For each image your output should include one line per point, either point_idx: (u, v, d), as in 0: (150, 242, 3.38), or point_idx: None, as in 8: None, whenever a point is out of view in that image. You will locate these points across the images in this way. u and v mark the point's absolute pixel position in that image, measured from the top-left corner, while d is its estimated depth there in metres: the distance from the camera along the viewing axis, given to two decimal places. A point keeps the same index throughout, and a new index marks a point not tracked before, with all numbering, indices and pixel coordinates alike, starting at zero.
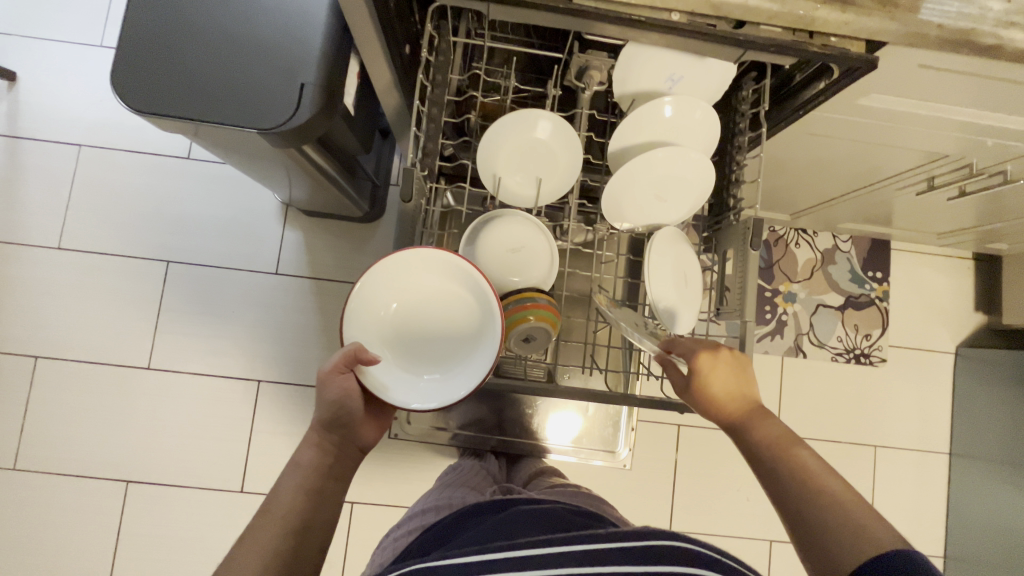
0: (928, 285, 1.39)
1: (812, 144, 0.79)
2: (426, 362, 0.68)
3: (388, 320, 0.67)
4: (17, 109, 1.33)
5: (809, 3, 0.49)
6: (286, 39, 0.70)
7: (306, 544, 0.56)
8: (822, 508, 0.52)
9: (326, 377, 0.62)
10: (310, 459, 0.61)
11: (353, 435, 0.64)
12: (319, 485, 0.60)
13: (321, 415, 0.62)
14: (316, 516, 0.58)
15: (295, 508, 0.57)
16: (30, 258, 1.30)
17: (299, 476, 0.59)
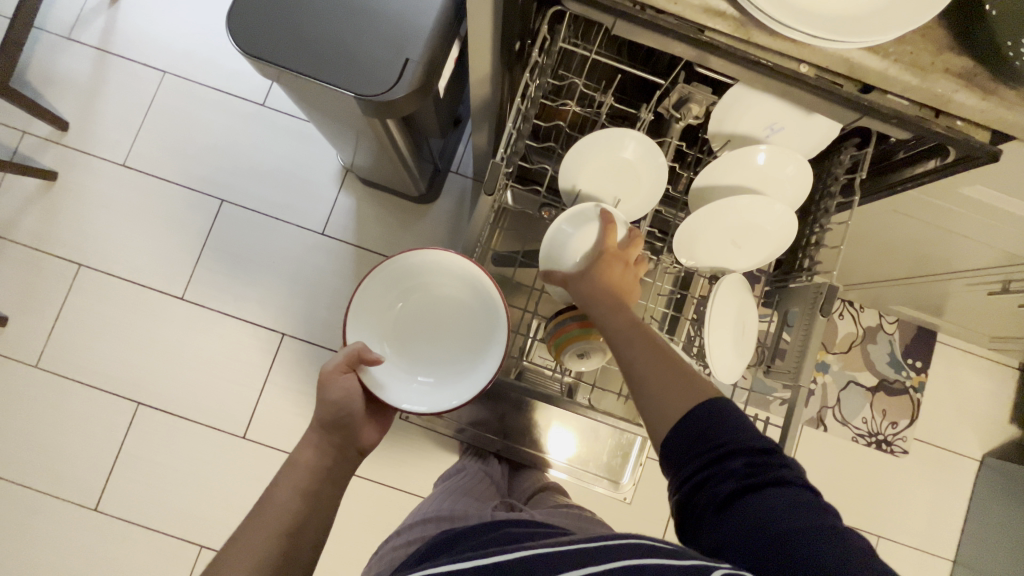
0: (967, 386, 1.34)
1: (894, 221, 0.77)
2: (424, 363, 0.74)
3: (388, 318, 0.73)
4: (113, 26, 1.38)
5: (951, 83, 0.46)
6: (401, 14, 0.71)
7: (298, 546, 0.57)
8: (676, 396, 0.54)
9: (327, 379, 0.65)
10: (309, 459, 0.63)
11: (351, 438, 0.66)
12: (314, 488, 0.61)
13: (320, 416, 0.64)
14: (312, 513, 0.60)
15: (292, 505, 0.59)
16: (94, 168, 1.33)
17: (299, 476, 0.61)
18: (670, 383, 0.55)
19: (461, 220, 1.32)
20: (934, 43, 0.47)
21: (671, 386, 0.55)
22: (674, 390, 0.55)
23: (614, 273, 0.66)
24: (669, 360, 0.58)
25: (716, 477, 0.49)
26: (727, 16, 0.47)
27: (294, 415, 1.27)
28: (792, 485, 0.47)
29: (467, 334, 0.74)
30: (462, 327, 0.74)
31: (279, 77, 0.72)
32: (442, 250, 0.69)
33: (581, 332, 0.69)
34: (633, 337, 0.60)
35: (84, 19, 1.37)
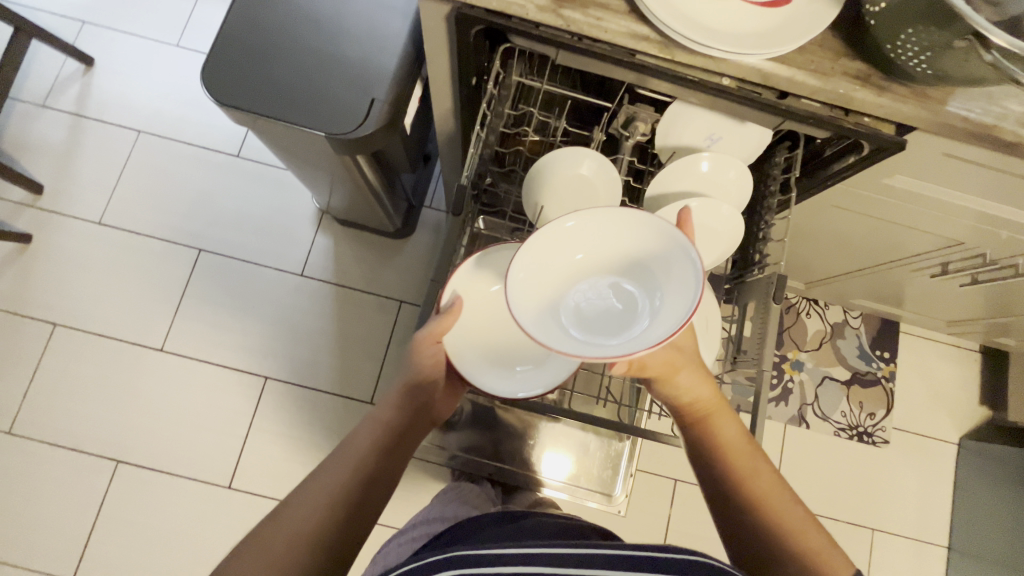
0: (934, 372, 1.40)
1: (833, 215, 0.84)
2: (525, 349, 0.72)
3: (486, 301, 0.72)
4: (87, 92, 1.42)
5: (850, 83, 0.52)
6: (365, 59, 0.77)
7: (371, 491, 0.55)
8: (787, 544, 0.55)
9: (421, 342, 0.63)
10: (389, 417, 0.60)
11: (430, 406, 0.64)
12: (393, 439, 0.59)
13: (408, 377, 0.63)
14: (383, 471, 0.57)
15: (367, 458, 0.56)
16: (70, 228, 1.35)
17: (378, 430, 0.59)
18: (779, 526, 0.56)
19: (437, 251, 1.36)
20: (830, 51, 0.53)
21: (770, 493, 0.59)
22: (778, 505, 0.57)
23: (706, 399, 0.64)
24: (779, 505, 0.57)
25: None
26: (651, 39, 0.53)
27: (280, 459, 1.25)
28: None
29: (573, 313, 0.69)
30: None
31: (253, 123, 0.77)
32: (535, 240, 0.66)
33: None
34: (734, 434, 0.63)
35: (59, 87, 1.42)
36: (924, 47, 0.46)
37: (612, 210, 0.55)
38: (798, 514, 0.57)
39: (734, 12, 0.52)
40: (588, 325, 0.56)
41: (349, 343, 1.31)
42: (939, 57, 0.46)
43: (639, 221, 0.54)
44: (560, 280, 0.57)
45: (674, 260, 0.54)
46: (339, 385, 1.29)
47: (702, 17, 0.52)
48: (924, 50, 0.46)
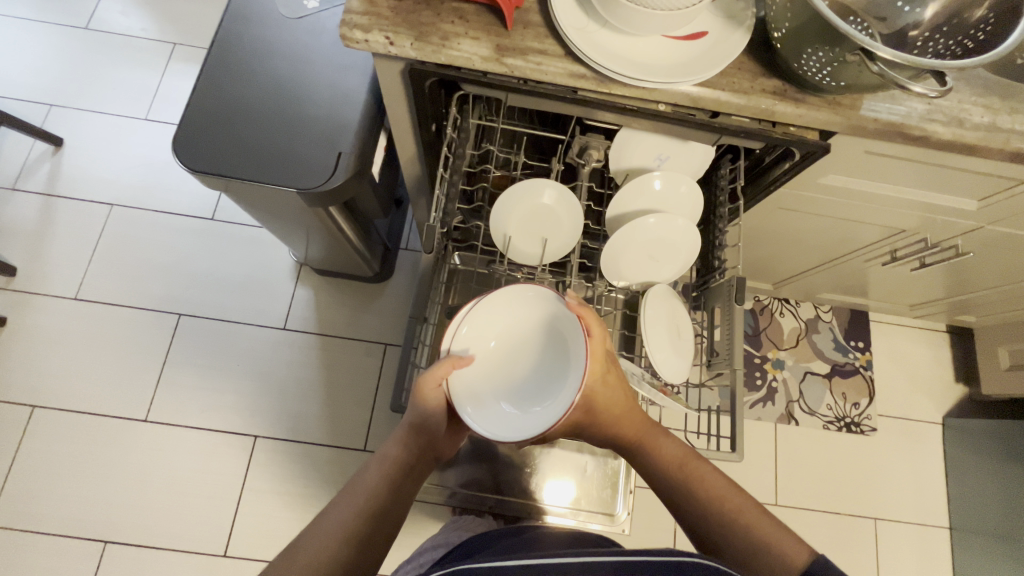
0: (908, 356, 1.45)
1: (783, 217, 0.90)
2: (522, 397, 0.68)
3: (478, 360, 0.68)
4: (58, 171, 1.44)
5: (770, 99, 0.58)
6: (329, 115, 0.81)
7: (377, 531, 0.55)
8: (744, 539, 0.57)
9: (425, 384, 0.62)
10: (394, 454, 0.61)
11: (435, 444, 0.64)
12: (397, 479, 0.59)
13: (414, 415, 0.62)
14: (390, 509, 0.57)
15: (375, 496, 0.57)
16: (46, 307, 1.34)
17: (383, 468, 0.59)
18: (733, 524, 0.59)
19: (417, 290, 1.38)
20: (749, 72, 0.59)
21: (721, 493, 0.62)
22: (731, 504, 0.60)
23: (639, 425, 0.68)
24: (728, 504, 0.61)
25: None
26: (588, 76, 0.58)
27: (277, 518, 1.22)
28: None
29: (551, 357, 0.68)
30: (542, 355, 0.69)
31: (225, 186, 0.80)
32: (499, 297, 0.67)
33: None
34: (674, 448, 0.67)
35: (29, 169, 1.44)
36: (825, 62, 0.52)
37: (485, 307, 0.67)
38: (747, 505, 0.60)
39: (658, 48, 0.58)
40: (522, 396, 0.68)
41: (338, 391, 1.31)
42: (840, 70, 0.52)
43: (510, 299, 0.67)
44: (490, 373, 0.68)
45: (552, 313, 0.67)
46: (330, 435, 1.28)
47: (630, 54, 0.57)
48: (827, 65, 0.52)
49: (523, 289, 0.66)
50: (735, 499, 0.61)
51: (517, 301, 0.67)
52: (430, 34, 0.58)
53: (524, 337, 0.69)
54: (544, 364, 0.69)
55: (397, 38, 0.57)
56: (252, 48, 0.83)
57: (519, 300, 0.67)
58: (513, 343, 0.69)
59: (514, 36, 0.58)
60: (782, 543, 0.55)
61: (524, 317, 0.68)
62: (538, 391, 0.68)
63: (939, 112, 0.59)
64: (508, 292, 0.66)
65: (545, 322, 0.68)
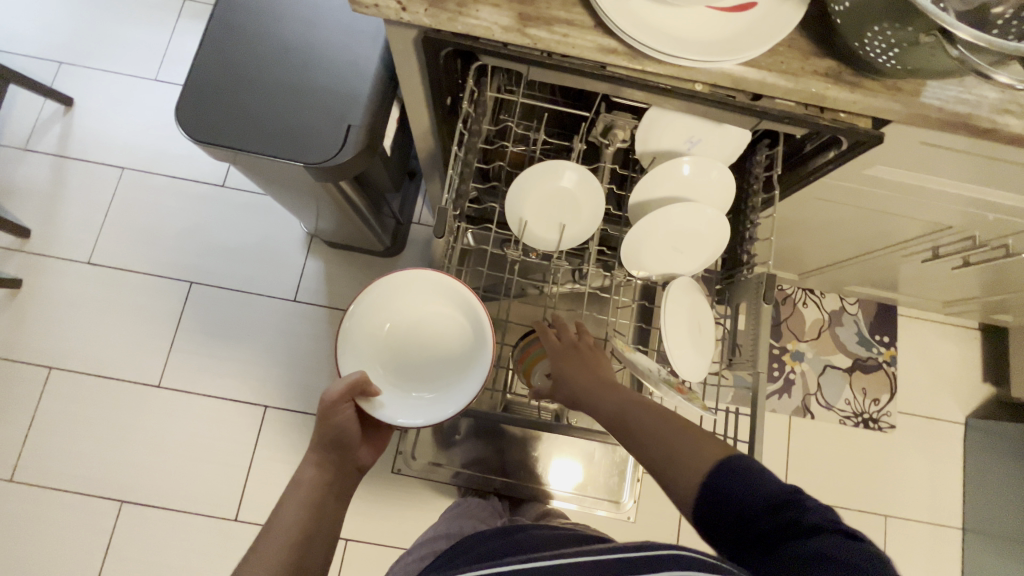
0: (936, 353, 1.39)
1: (818, 208, 0.84)
2: (422, 378, 0.69)
3: (380, 343, 0.68)
4: (69, 132, 1.42)
5: (822, 82, 0.52)
6: (338, 84, 0.77)
7: (308, 557, 0.55)
8: (669, 463, 0.54)
9: (332, 404, 0.61)
10: (310, 477, 0.60)
11: (354, 454, 0.64)
12: (319, 501, 0.59)
13: (324, 434, 0.62)
14: (316, 531, 0.57)
15: (299, 524, 0.57)
16: (60, 270, 1.34)
17: (302, 495, 0.59)
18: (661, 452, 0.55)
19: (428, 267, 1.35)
20: (801, 51, 0.53)
21: (652, 425, 0.57)
22: (661, 432, 0.56)
23: (586, 367, 0.67)
24: (659, 428, 0.57)
25: (700, 514, 0.51)
26: (619, 51, 0.53)
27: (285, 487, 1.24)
28: (823, 531, 0.44)
29: (454, 337, 0.69)
30: (444, 336, 0.70)
31: (230, 157, 0.77)
32: (398, 279, 0.67)
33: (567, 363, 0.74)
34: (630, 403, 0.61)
35: (40, 130, 1.42)
36: (891, 43, 0.46)
37: (363, 309, 0.66)
38: (681, 432, 0.55)
39: (699, 20, 0.52)
40: (427, 377, 0.69)
41: None
42: (908, 53, 0.46)
43: (386, 290, 0.67)
44: (398, 363, 0.69)
45: (443, 292, 0.67)
46: None
47: (667, 27, 0.51)
48: (892, 46, 0.46)
49: (393, 275, 0.67)
50: (665, 428, 0.56)
51: (421, 284, 0.67)
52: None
53: (426, 318, 0.70)
54: (448, 345, 0.70)
55: (409, 3, 0.52)
56: (259, 9, 0.78)
57: (423, 284, 0.67)
58: (412, 327, 0.69)
59: (539, 3, 0.53)
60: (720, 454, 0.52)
61: (427, 299, 0.69)
62: (440, 371, 0.69)
63: (1012, 103, 0.53)
64: (377, 287, 0.66)
65: (433, 299, 0.69)
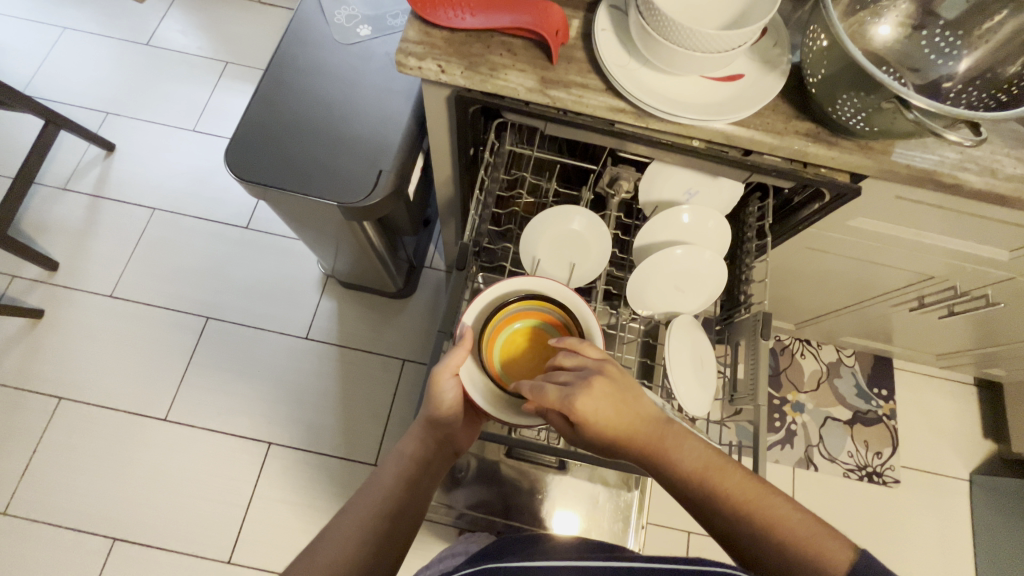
0: (934, 407, 1.41)
1: (809, 257, 0.90)
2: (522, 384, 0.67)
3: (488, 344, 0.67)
4: (107, 175, 1.52)
5: (803, 140, 0.60)
6: (373, 134, 0.85)
7: (396, 529, 0.55)
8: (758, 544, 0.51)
9: (438, 376, 0.61)
10: (411, 452, 0.60)
11: (451, 438, 0.63)
12: (415, 476, 0.59)
13: (430, 410, 0.62)
14: (408, 508, 0.57)
15: (391, 497, 0.57)
16: (82, 302, 1.39)
17: (400, 467, 0.59)
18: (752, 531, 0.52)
19: (438, 310, 1.40)
20: (783, 114, 0.60)
21: (746, 500, 0.53)
22: (761, 504, 0.53)
23: (616, 410, 0.56)
24: (760, 506, 0.53)
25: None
26: (627, 111, 0.60)
27: (283, 528, 1.22)
28: None
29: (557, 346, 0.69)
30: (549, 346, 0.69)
31: (269, 196, 0.84)
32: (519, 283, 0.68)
33: (514, 324, 0.68)
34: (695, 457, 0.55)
35: (80, 172, 1.52)
36: (859, 107, 0.54)
37: (497, 291, 0.67)
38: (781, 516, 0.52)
39: (695, 86, 0.60)
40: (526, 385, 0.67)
41: (354, 403, 1.32)
42: (874, 116, 0.53)
43: (526, 291, 0.67)
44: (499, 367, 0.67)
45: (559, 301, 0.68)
46: (344, 448, 1.28)
47: (668, 91, 0.60)
48: (860, 111, 0.54)
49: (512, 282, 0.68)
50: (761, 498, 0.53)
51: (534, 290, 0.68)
52: (479, 64, 0.60)
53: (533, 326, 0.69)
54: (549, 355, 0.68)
55: (448, 66, 0.60)
56: (305, 69, 0.88)
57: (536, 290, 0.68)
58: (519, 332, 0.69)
59: (559, 70, 0.61)
60: (822, 547, 0.49)
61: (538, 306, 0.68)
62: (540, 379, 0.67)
63: (970, 162, 0.60)
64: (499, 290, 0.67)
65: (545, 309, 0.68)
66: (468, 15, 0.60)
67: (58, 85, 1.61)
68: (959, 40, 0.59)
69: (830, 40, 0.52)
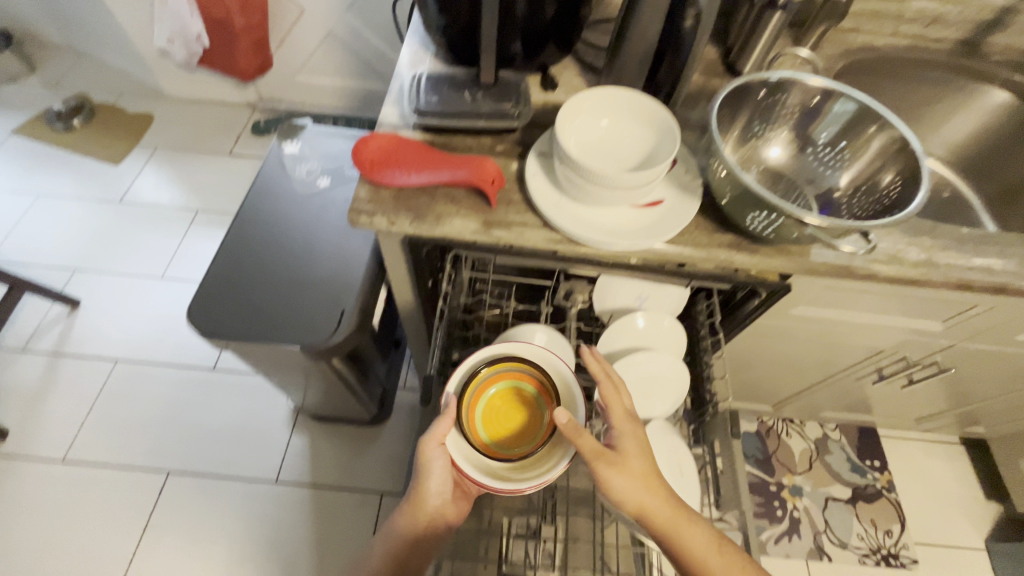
0: (930, 473, 1.38)
1: (766, 344, 0.94)
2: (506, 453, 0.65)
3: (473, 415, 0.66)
4: (68, 332, 1.50)
5: (727, 251, 0.65)
6: (335, 276, 0.89)
7: None
8: None
9: (426, 446, 0.64)
10: (400, 530, 0.67)
11: (439, 514, 0.69)
12: (404, 555, 0.66)
13: (418, 485, 0.67)
14: None
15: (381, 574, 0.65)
16: (29, 472, 1.29)
17: (390, 544, 0.67)
18: None
19: (415, 433, 1.36)
20: (705, 230, 0.67)
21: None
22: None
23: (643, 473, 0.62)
24: None
25: None
26: (565, 241, 0.65)
27: None
28: None
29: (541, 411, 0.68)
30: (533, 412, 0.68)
31: (232, 346, 0.85)
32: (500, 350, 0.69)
33: (498, 392, 0.68)
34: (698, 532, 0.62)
35: (42, 331, 1.50)
36: (767, 222, 0.60)
37: (479, 360, 0.68)
38: None
39: (623, 214, 0.66)
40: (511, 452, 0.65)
41: (330, 550, 1.21)
42: (781, 229, 0.60)
43: (505, 355, 0.69)
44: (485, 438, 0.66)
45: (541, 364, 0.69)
46: None
47: (600, 221, 0.65)
48: (769, 224, 0.60)
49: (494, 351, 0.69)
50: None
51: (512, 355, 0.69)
52: (425, 215, 0.65)
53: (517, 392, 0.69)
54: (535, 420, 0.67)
55: (397, 220, 0.65)
56: (267, 222, 0.94)
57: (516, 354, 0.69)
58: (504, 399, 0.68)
59: (499, 212, 0.67)
60: None
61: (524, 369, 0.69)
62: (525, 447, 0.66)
63: (879, 254, 0.66)
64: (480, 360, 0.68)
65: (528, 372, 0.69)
66: (411, 172, 0.67)
67: (26, 248, 1.65)
68: (841, 156, 0.69)
69: (727, 171, 0.60)
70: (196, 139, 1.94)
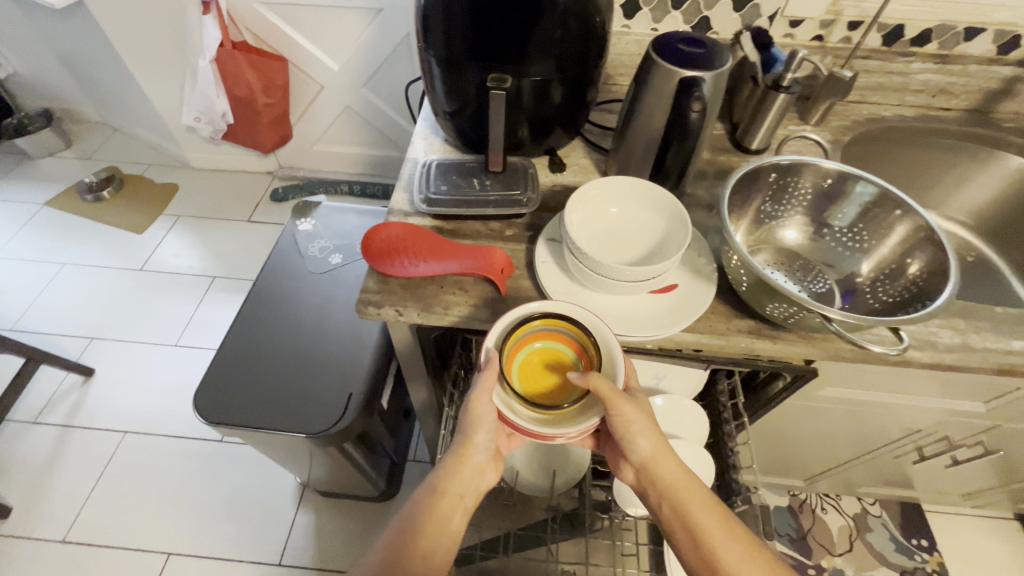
0: (986, 554, 1.26)
1: (793, 422, 0.89)
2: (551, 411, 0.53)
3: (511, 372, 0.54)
4: (81, 403, 1.50)
5: (747, 337, 0.62)
6: (343, 357, 0.88)
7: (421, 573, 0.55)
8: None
9: (475, 399, 0.54)
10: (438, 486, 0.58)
11: (480, 469, 0.61)
12: (443, 513, 0.58)
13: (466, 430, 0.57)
14: (436, 549, 0.57)
15: (417, 535, 0.57)
16: (28, 552, 1.25)
17: (428, 500, 0.58)
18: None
19: None
20: (722, 315, 0.64)
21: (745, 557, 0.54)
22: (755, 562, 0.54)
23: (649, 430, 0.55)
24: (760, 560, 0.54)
25: None
26: None
27: None
28: None
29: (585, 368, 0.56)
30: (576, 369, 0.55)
31: (237, 433, 0.83)
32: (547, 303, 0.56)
33: (537, 345, 0.56)
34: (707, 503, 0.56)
35: (54, 402, 1.50)
36: (789, 311, 0.58)
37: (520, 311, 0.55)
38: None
39: (635, 301, 0.64)
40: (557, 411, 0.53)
41: None
42: (802, 318, 0.58)
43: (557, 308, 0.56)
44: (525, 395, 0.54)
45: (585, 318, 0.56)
46: None
47: (611, 309, 0.63)
48: (791, 313, 0.58)
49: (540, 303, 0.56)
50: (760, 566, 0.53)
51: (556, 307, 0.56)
52: (433, 305, 0.64)
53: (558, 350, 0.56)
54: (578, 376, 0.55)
55: (405, 310, 0.64)
56: (279, 301, 0.94)
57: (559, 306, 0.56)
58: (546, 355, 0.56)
59: (508, 299, 0.65)
60: None
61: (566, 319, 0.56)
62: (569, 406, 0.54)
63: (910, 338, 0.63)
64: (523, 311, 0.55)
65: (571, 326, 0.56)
66: (420, 262, 0.66)
67: (47, 317, 1.68)
68: (860, 238, 0.68)
69: (739, 260, 0.58)
70: (216, 207, 2.00)
